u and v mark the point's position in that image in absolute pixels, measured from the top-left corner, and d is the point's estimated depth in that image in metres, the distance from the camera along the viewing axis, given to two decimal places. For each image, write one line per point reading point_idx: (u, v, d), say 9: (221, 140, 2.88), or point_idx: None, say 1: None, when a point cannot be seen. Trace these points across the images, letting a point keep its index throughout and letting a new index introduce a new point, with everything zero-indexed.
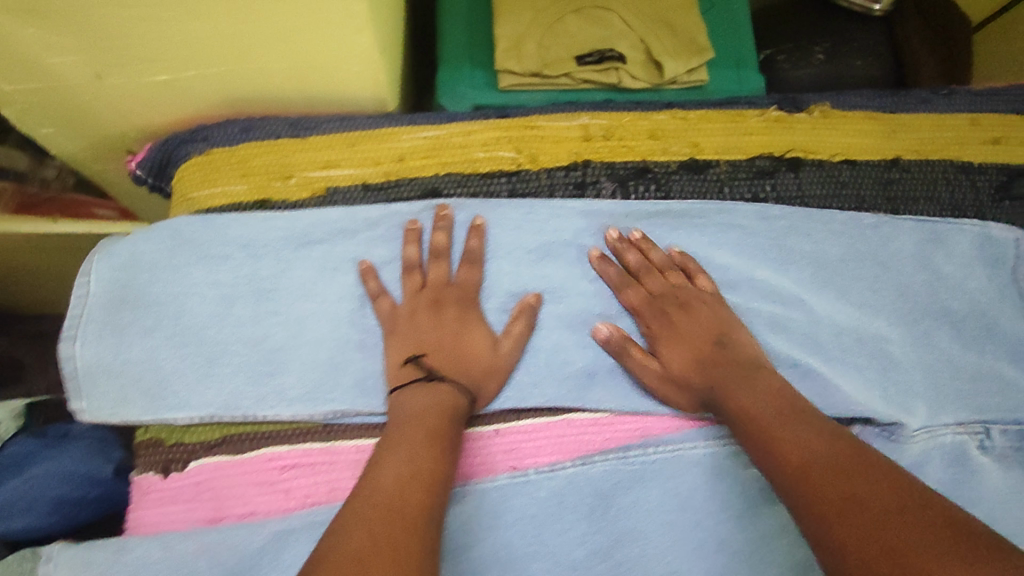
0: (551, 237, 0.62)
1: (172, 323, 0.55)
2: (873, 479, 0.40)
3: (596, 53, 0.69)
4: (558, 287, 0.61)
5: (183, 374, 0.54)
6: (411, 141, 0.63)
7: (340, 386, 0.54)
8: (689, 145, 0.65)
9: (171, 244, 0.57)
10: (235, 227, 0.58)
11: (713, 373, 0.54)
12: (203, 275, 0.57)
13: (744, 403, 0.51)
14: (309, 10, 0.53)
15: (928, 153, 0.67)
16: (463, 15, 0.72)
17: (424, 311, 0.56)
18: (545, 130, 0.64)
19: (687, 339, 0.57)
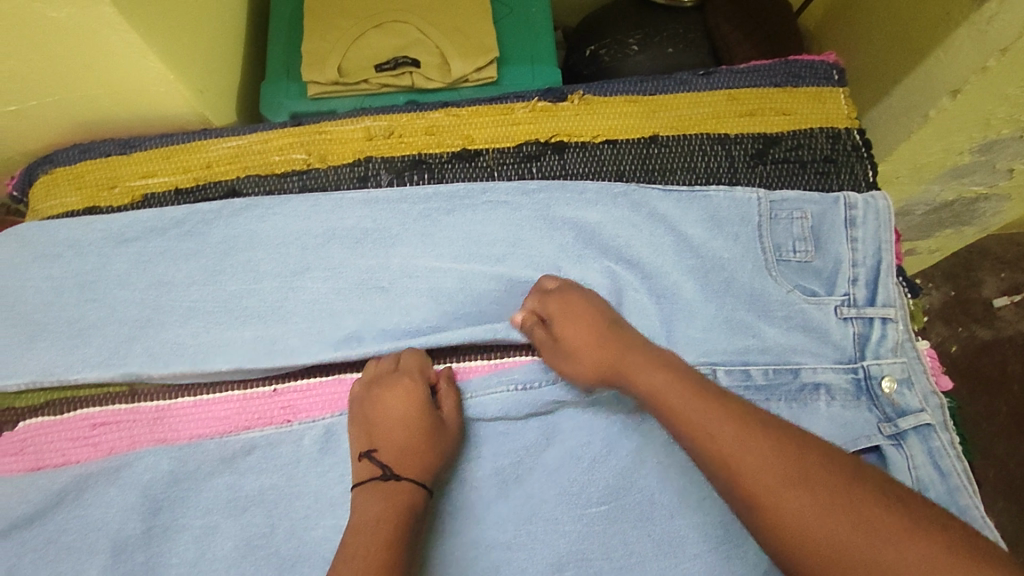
0: (336, 224, 0.69)
1: (8, 310, 0.67)
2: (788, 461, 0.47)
3: (391, 61, 0.79)
4: (336, 264, 0.68)
5: (11, 348, 0.65)
6: (217, 150, 0.73)
7: (133, 354, 0.64)
8: (462, 137, 0.74)
9: (15, 246, 0.68)
10: (64, 230, 0.69)
11: (618, 352, 0.59)
12: (38, 271, 0.68)
13: (669, 390, 0.54)
14: (96, 41, 0.63)
15: (684, 128, 0.73)
16: (284, 38, 0.83)
17: (359, 429, 0.61)
18: (333, 133, 0.74)
19: (580, 320, 0.61)
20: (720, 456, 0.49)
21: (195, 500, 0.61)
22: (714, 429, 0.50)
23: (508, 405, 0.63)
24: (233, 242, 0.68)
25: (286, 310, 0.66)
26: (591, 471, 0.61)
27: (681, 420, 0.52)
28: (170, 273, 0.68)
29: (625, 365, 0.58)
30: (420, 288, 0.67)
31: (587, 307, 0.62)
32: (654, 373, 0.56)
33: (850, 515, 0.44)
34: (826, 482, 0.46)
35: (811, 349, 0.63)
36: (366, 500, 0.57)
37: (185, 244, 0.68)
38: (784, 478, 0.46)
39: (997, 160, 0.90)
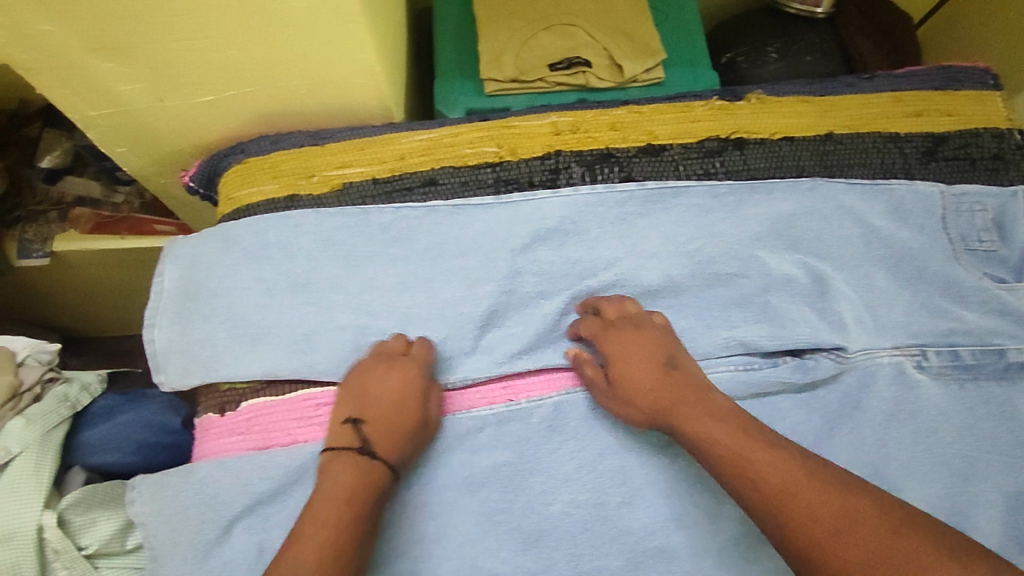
0: (539, 224, 0.70)
1: (224, 312, 0.67)
2: (843, 507, 0.48)
3: (565, 61, 0.83)
4: (545, 268, 0.69)
5: (233, 348, 0.66)
6: (410, 142, 0.75)
7: (361, 358, 0.66)
8: (645, 133, 0.76)
9: (221, 246, 0.69)
10: (273, 232, 0.69)
11: (671, 395, 0.58)
12: (249, 272, 0.68)
13: (721, 440, 0.54)
14: (312, 30, 0.66)
15: (857, 127, 0.76)
16: (453, 39, 0.86)
17: (353, 398, 0.61)
18: (521, 128, 0.76)
19: (643, 358, 0.61)
20: (770, 502, 0.50)
21: (431, 478, 0.62)
22: (767, 470, 0.51)
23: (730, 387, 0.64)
24: (439, 249, 0.70)
25: (495, 307, 0.68)
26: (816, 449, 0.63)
27: (733, 467, 0.53)
28: (380, 276, 0.69)
29: (675, 407, 0.58)
30: (627, 287, 0.69)
31: (643, 337, 0.63)
32: (703, 421, 0.56)
33: (906, 564, 0.45)
34: (878, 532, 0.47)
35: (1011, 331, 0.67)
36: (338, 470, 0.56)
37: (392, 251, 0.70)
38: (833, 528, 0.47)
39: None
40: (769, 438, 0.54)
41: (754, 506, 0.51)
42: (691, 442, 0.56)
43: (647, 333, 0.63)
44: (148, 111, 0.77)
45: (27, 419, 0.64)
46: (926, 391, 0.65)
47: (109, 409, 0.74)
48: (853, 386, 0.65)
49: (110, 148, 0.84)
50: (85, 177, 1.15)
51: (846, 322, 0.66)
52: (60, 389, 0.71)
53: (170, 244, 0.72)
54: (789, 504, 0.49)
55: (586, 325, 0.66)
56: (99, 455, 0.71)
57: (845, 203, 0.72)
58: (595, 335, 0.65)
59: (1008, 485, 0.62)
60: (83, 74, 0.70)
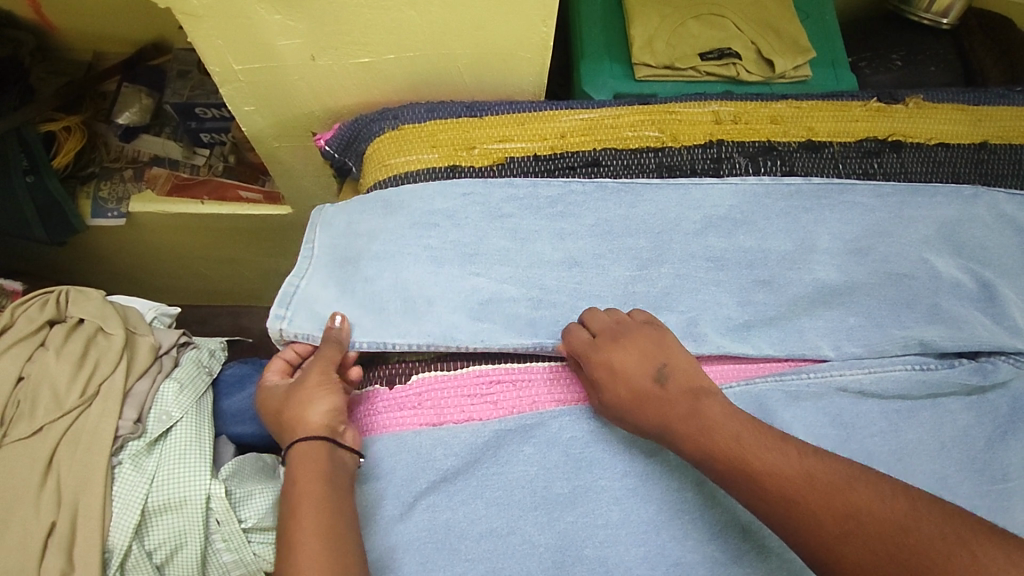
0: (709, 213, 0.70)
1: (390, 274, 0.64)
2: (856, 502, 0.44)
3: (716, 52, 0.81)
4: (719, 255, 0.68)
5: (401, 310, 0.62)
6: (570, 121, 0.74)
7: (538, 334, 0.63)
8: (805, 129, 0.76)
9: (384, 212, 0.66)
10: (440, 199, 0.67)
11: (669, 402, 0.55)
12: (416, 239, 0.65)
13: (718, 442, 0.51)
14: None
15: (1011, 138, 0.77)
16: (599, 23, 0.84)
17: (318, 392, 0.57)
18: (682, 115, 0.75)
19: (635, 363, 0.58)
20: (772, 502, 0.46)
21: (614, 462, 0.59)
22: (774, 471, 0.47)
23: (909, 386, 0.64)
24: (609, 226, 0.68)
25: (667, 291, 0.66)
26: (992, 449, 0.62)
27: (731, 472, 0.49)
28: (548, 252, 0.67)
29: (677, 416, 0.54)
30: (800, 281, 0.68)
31: (638, 344, 0.59)
32: (719, 430, 0.51)
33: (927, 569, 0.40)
34: (900, 535, 0.42)
35: None
36: (320, 460, 0.53)
37: (558, 226, 0.68)
38: (841, 529, 0.43)
39: None
40: (768, 437, 0.50)
41: (757, 506, 0.47)
42: (692, 449, 0.52)
43: (643, 337, 0.60)
44: (295, 68, 0.72)
45: (179, 383, 0.62)
46: None
47: (241, 376, 0.69)
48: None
49: (237, 105, 0.78)
50: (162, 137, 1.08)
51: (1022, 328, 0.66)
52: (191, 353, 0.66)
53: (323, 210, 0.70)
54: (795, 503, 0.45)
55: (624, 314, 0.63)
56: (235, 426, 0.67)
57: (1006, 212, 0.72)
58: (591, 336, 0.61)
59: None
60: (244, 25, 0.65)
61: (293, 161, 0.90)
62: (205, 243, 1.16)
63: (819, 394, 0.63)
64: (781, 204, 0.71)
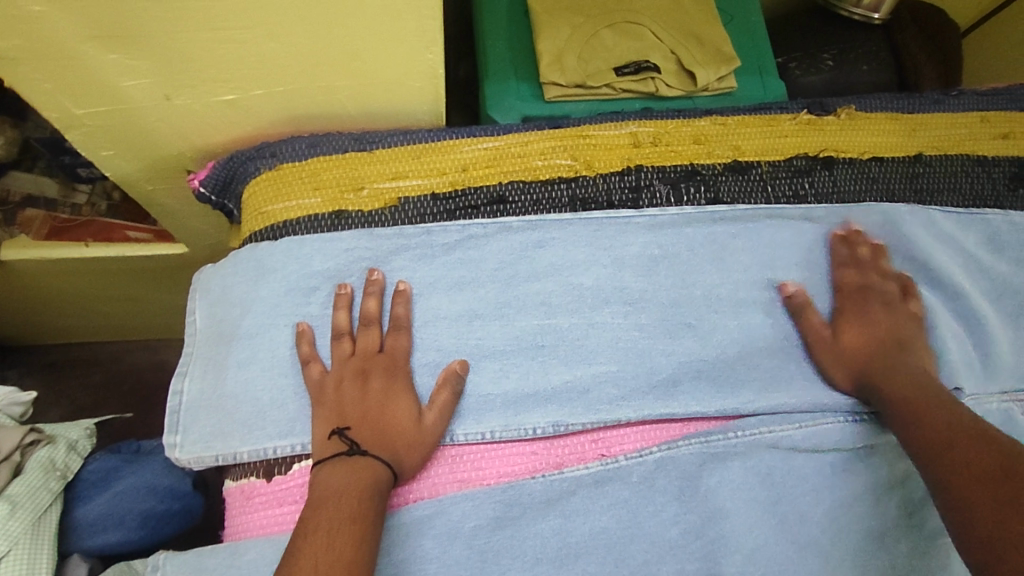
0: (622, 251, 0.62)
1: (268, 356, 0.56)
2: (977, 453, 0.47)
3: (633, 65, 0.74)
4: (637, 296, 0.61)
5: (284, 407, 0.55)
6: (472, 151, 0.65)
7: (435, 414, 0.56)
8: (731, 148, 0.69)
9: (255, 275, 0.58)
10: (318, 259, 0.59)
11: (880, 362, 0.59)
12: (295, 309, 0.58)
13: (910, 372, 0.57)
14: (380, 26, 0.54)
15: (946, 148, 0.72)
16: (505, 37, 0.77)
17: (391, 398, 0.54)
18: (596, 138, 0.68)
19: (867, 323, 0.61)
20: (933, 446, 0.50)
21: (522, 550, 0.53)
22: (944, 423, 0.51)
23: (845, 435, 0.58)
24: (512, 270, 0.61)
25: (581, 339, 0.59)
26: None
27: (910, 404, 0.54)
28: (445, 306, 0.59)
29: (896, 377, 0.57)
30: (727, 324, 0.61)
31: (889, 317, 0.62)
32: (916, 380, 0.56)
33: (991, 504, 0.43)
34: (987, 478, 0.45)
35: None
36: (351, 487, 0.49)
37: (457, 274, 0.60)
38: (980, 473, 0.46)
39: None
40: (931, 394, 0.55)
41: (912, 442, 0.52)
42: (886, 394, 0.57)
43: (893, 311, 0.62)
44: (150, 110, 0.62)
45: (12, 504, 0.53)
46: None
47: (107, 472, 0.63)
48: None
49: (93, 150, 0.68)
50: (35, 173, 0.93)
51: (958, 365, 0.62)
52: (42, 452, 0.58)
53: (199, 275, 0.62)
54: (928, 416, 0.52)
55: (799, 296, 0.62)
56: (99, 535, 0.59)
57: (940, 233, 0.68)
58: (842, 293, 0.64)
59: None
60: (74, 67, 0.55)
61: (174, 202, 0.80)
62: (98, 285, 1.05)
63: (748, 453, 0.57)
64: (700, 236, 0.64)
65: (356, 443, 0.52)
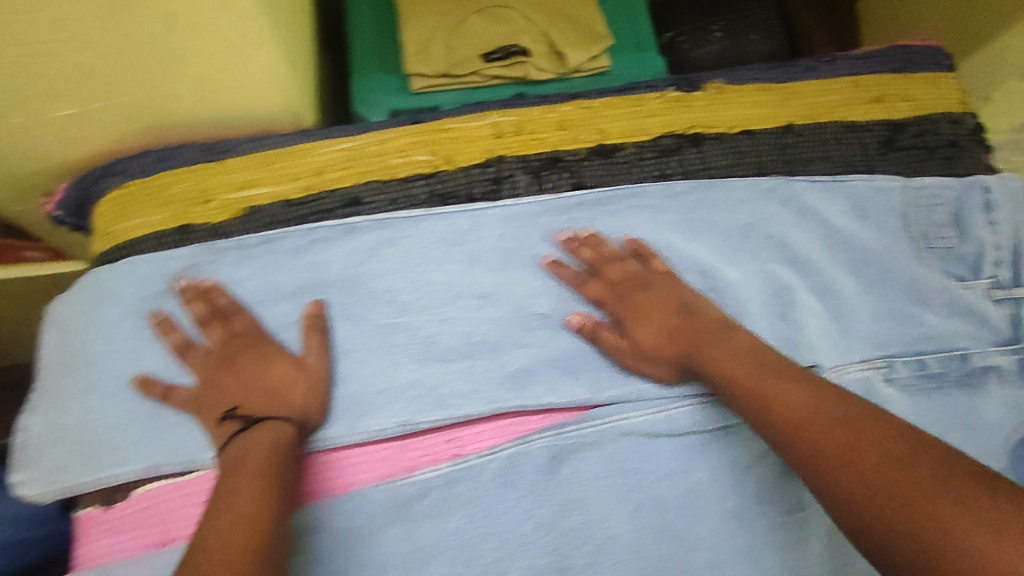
0: (474, 245, 0.63)
1: (109, 381, 0.56)
2: (879, 433, 0.42)
3: (501, 50, 0.72)
4: (490, 290, 0.62)
5: (124, 431, 0.55)
6: (328, 153, 0.64)
7: None
8: (595, 132, 0.69)
9: (96, 301, 0.58)
10: (159, 278, 0.59)
11: (685, 341, 0.57)
12: (139, 331, 0.57)
13: (791, 401, 0.47)
14: (200, 27, 0.53)
15: (817, 117, 0.71)
16: (371, 29, 0.74)
17: (267, 362, 0.54)
18: (457, 131, 0.67)
19: (654, 315, 0.59)
20: (794, 430, 0.46)
21: (370, 557, 0.52)
22: (796, 403, 0.47)
23: (699, 417, 0.58)
24: (362, 270, 0.61)
25: (433, 336, 0.59)
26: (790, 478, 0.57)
27: (840, 453, 0.42)
28: (294, 313, 0.59)
29: (705, 355, 0.55)
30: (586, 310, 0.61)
31: (662, 293, 0.60)
32: (723, 360, 0.54)
33: (906, 493, 0.38)
34: (902, 458, 0.40)
35: (972, 332, 0.64)
36: (256, 451, 0.49)
37: (306, 280, 0.60)
38: (898, 456, 0.40)
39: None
40: (791, 369, 0.51)
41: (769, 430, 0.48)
42: (752, 412, 0.50)
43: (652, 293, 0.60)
44: None
45: None
46: (895, 405, 0.61)
47: None
48: None
49: None
50: None
51: (813, 339, 0.62)
52: None
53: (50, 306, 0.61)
54: (829, 442, 0.43)
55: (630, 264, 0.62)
56: None
57: (806, 202, 0.67)
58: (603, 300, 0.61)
59: None
60: None
61: None
62: None
63: (602, 442, 0.57)
64: (558, 226, 0.64)
65: (248, 419, 0.52)
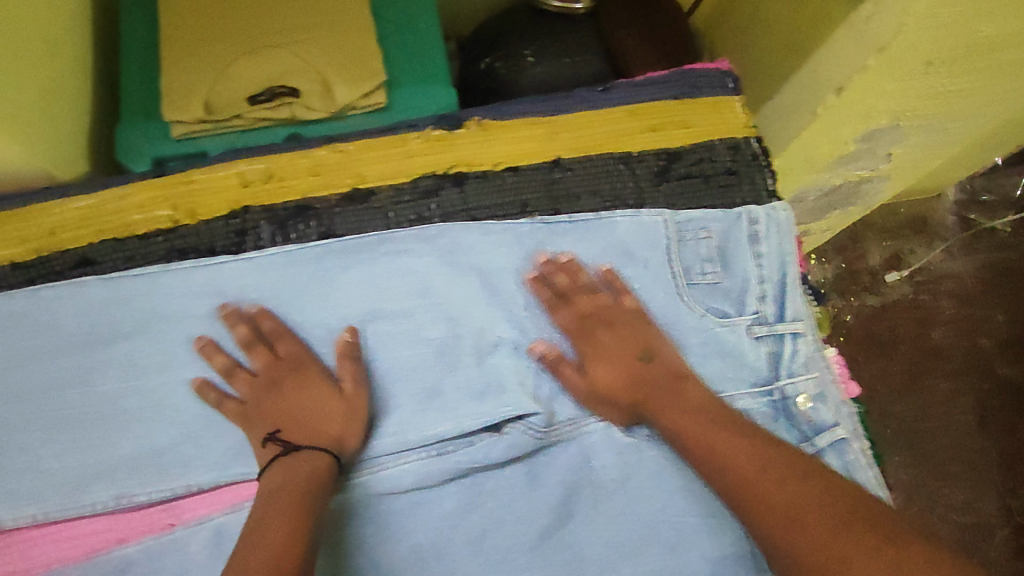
0: (216, 302, 0.61)
1: None
2: (819, 497, 0.48)
3: (266, 92, 0.70)
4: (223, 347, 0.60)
5: None
6: (63, 212, 0.63)
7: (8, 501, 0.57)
8: (351, 176, 0.67)
9: None
10: None
11: (645, 390, 0.60)
12: None
13: (729, 460, 0.53)
14: None
15: (587, 149, 0.70)
16: (137, 74, 0.72)
17: (298, 395, 0.59)
18: (203, 182, 0.65)
19: (615, 357, 0.62)
20: (739, 485, 0.51)
21: None
22: (733, 461, 0.53)
23: (421, 477, 0.59)
24: (94, 334, 0.60)
25: (161, 397, 0.59)
26: (513, 532, 0.58)
27: (848, 521, 0.46)
28: (20, 380, 0.59)
29: (664, 407, 0.59)
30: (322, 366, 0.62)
31: (617, 338, 0.63)
32: (694, 399, 0.58)
33: (862, 568, 0.44)
34: (830, 524, 0.46)
35: (729, 373, 0.65)
36: (296, 478, 0.54)
37: (32, 343, 0.59)
38: (835, 520, 0.46)
39: (877, 147, 1.00)
40: (740, 423, 0.56)
41: (726, 490, 0.52)
42: (699, 461, 0.55)
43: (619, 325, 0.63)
44: None
45: None
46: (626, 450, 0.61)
47: None
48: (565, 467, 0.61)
49: None
50: None
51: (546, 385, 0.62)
52: None
53: None
54: (760, 494, 0.50)
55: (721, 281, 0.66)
56: None
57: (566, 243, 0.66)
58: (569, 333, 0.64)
59: (714, 550, 0.59)
60: None
61: None
62: None
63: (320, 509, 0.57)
64: (302, 277, 0.63)
65: (287, 444, 0.57)
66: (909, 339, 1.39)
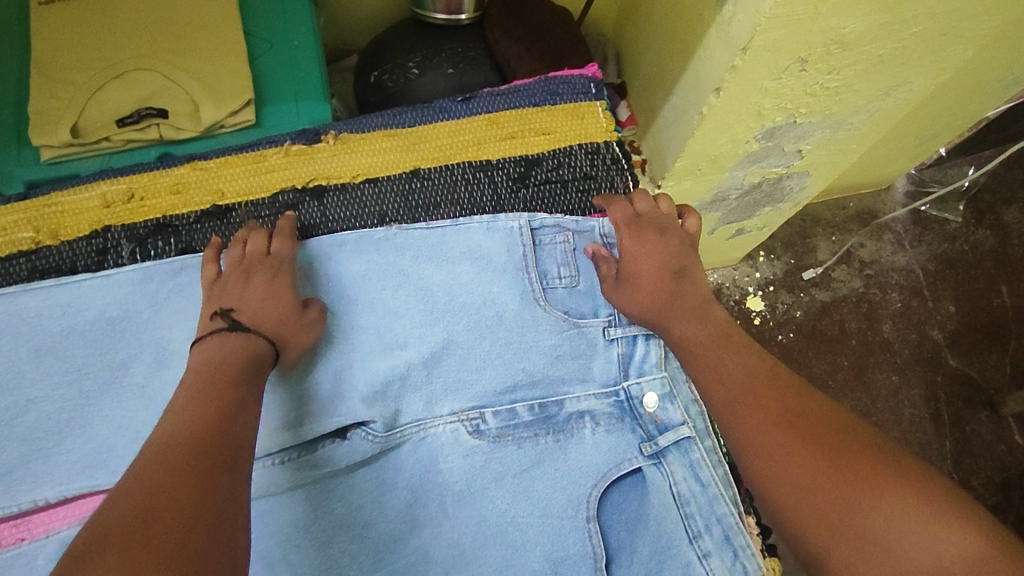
0: (74, 319, 0.63)
1: None
2: (817, 418, 0.50)
3: (134, 114, 0.73)
4: (77, 365, 0.62)
5: None
6: None
7: None
8: (210, 193, 0.68)
9: None
10: None
11: (665, 298, 0.62)
12: None
13: (738, 371, 0.55)
14: None
15: (445, 159, 0.71)
16: (9, 101, 0.74)
17: (261, 288, 0.59)
18: (64, 205, 0.66)
19: (653, 257, 0.63)
20: (732, 399, 0.54)
21: None
22: (743, 370, 0.55)
23: (264, 482, 0.60)
24: None
25: (14, 411, 0.61)
26: (353, 537, 0.60)
27: (826, 442, 0.48)
28: None
29: (679, 324, 0.61)
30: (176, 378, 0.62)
31: (665, 243, 0.64)
32: (687, 326, 0.60)
33: (821, 483, 0.46)
34: (810, 437, 0.49)
35: (580, 377, 0.66)
36: (234, 360, 0.52)
37: None
38: (818, 439, 0.48)
39: (784, 144, 0.94)
40: (746, 343, 0.58)
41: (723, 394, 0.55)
42: (702, 371, 0.57)
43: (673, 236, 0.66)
44: None
45: None
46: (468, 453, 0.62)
47: None
48: (416, 469, 0.62)
49: None
50: None
51: (390, 394, 0.63)
52: None
53: None
54: (760, 397, 0.52)
55: (690, 225, 0.68)
56: None
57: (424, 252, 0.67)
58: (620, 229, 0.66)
59: (554, 549, 0.59)
60: None
61: None
62: None
63: None
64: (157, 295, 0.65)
65: (231, 320, 0.55)
66: (858, 333, 1.36)
